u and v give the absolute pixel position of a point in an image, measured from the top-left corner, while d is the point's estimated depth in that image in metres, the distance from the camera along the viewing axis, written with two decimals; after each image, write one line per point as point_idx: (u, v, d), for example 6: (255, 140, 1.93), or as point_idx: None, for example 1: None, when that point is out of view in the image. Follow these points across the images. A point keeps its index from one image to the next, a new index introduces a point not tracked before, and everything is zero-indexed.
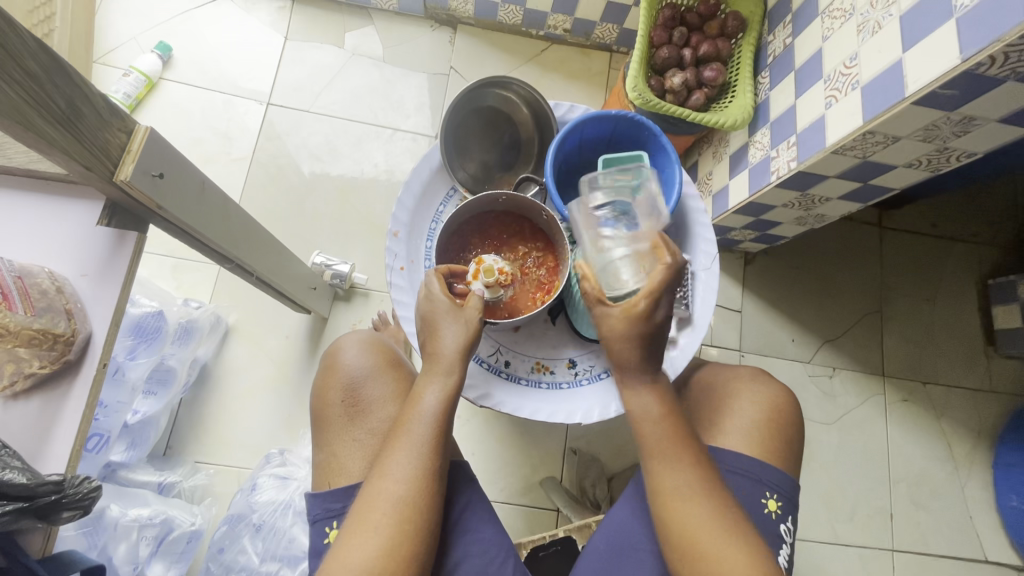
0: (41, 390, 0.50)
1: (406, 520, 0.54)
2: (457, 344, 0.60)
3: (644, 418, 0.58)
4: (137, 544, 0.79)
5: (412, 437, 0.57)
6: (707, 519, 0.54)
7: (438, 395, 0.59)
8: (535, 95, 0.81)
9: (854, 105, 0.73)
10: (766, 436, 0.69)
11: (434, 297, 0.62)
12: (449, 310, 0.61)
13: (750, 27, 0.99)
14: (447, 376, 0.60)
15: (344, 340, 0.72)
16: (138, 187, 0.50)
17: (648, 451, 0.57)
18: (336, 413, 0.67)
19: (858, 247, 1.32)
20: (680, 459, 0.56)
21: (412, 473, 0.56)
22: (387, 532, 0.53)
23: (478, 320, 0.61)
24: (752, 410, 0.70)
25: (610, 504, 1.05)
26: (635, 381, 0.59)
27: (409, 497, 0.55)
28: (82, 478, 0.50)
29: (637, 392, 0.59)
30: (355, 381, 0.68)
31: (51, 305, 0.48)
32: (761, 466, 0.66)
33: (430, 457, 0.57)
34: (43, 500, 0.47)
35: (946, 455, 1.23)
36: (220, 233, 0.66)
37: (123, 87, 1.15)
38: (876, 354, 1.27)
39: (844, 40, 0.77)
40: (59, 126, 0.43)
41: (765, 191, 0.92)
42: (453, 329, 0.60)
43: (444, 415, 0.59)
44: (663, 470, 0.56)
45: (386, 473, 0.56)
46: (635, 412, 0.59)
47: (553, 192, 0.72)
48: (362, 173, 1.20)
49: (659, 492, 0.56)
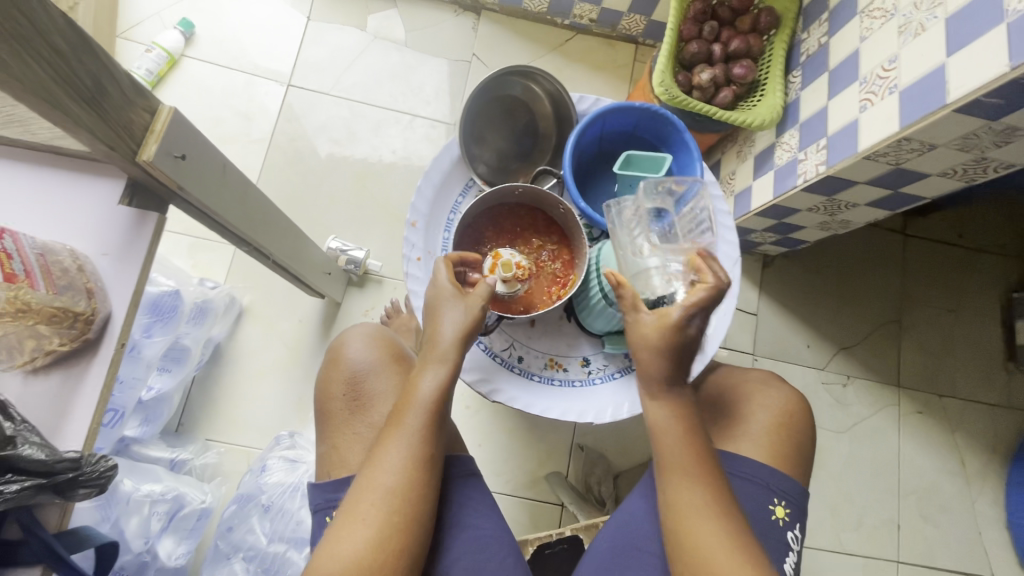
0: (62, 366, 0.50)
1: (396, 511, 0.55)
2: (455, 333, 0.59)
3: (664, 432, 0.55)
4: (148, 519, 0.79)
5: (405, 428, 0.57)
6: (723, 541, 0.52)
7: (434, 384, 0.58)
8: (561, 91, 0.78)
9: (891, 109, 0.70)
10: (779, 444, 0.69)
11: (440, 283, 0.61)
12: (452, 295, 0.60)
13: (784, 23, 0.96)
14: (443, 364, 0.59)
15: (348, 334, 0.72)
16: (161, 167, 0.50)
17: (666, 462, 0.55)
18: (338, 407, 0.67)
19: (880, 254, 1.29)
20: (700, 474, 0.54)
21: (405, 464, 0.56)
22: (375, 524, 0.54)
23: (479, 308, 0.60)
24: (764, 416, 0.71)
25: (615, 502, 1.06)
26: (659, 393, 0.55)
27: (399, 489, 0.56)
28: (100, 457, 0.51)
29: (659, 402, 0.56)
30: (358, 375, 0.68)
31: (72, 284, 0.48)
32: (769, 472, 0.66)
33: (421, 448, 0.57)
34: (61, 477, 0.48)
35: (958, 469, 1.21)
36: (238, 216, 0.65)
37: (145, 64, 1.14)
38: (893, 365, 1.25)
39: (884, 40, 0.74)
40: (84, 105, 0.43)
41: (791, 195, 0.90)
42: (454, 315, 0.60)
43: (438, 405, 0.58)
44: (680, 483, 0.54)
45: (379, 464, 0.56)
46: (654, 423, 0.56)
47: (570, 183, 0.70)
48: (380, 158, 1.19)
49: (676, 505, 0.54)
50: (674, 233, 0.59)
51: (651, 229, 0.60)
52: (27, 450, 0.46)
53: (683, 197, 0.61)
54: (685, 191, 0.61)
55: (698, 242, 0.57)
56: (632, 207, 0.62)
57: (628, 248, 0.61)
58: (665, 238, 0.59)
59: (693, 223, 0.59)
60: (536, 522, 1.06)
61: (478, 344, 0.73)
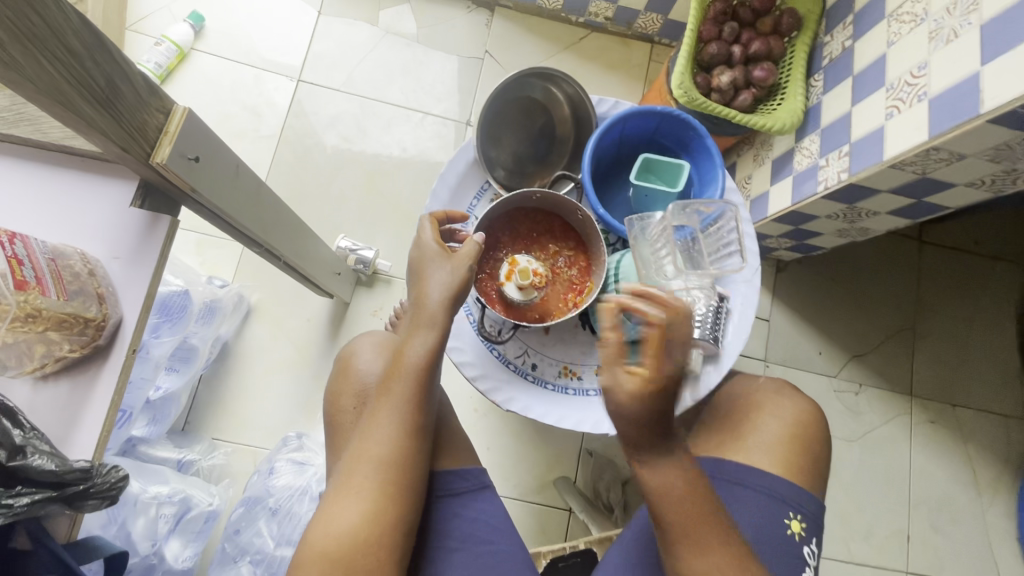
0: (71, 373, 0.49)
1: (390, 479, 0.56)
2: (442, 294, 0.61)
3: (667, 501, 0.49)
4: (155, 521, 0.78)
5: (395, 394, 0.58)
6: (727, 562, 0.50)
7: (423, 348, 0.60)
8: (583, 97, 0.75)
9: (919, 118, 0.68)
10: (796, 458, 0.67)
11: (424, 244, 0.65)
12: (437, 255, 0.64)
13: (806, 25, 0.94)
14: (431, 329, 0.60)
15: (357, 344, 0.71)
16: (175, 170, 0.48)
17: (674, 531, 0.50)
18: (348, 419, 0.66)
19: (894, 261, 1.27)
20: (712, 538, 0.50)
21: (396, 430, 0.57)
22: (370, 495, 0.55)
23: (465, 267, 0.62)
24: (772, 425, 0.69)
25: (623, 509, 1.05)
26: (650, 456, 0.48)
27: (391, 457, 0.57)
28: (111, 467, 0.50)
29: (655, 471, 0.49)
30: (366, 384, 0.66)
31: (83, 288, 0.47)
32: (785, 485, 0.65)
33: (412, 414, 0.58)
34: (72, 489, 0.47)
35: (969, 480, 1.20)
36: (250, 218, 0.64)
37: (155, 57, 1.13)
38: (906, 373, 1.24)
39: (913, 46, 0.72)
40: (98, 107, 0.41)
41: (810, 202, 0.88)
42: (439, 275, 0.62)
43: (427, 367, 0.59)
44: (693, 552, 0.51)
45: (369, 434, 0.57)
46: (654, 490, 0.49)
47: (589, 189, 0.69)
48: (391, 156, 1.17)
49: (690, 572, 0.51)
50: (700, 255, 0.57)
51: (677, 251, 0.57)
52: (33, 459, 0.45)
53: (712, 218, 0.58)
54: (712, 213, 0.57)
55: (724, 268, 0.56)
56: (658, 225, 0.60)
57: (652, 266, 0.59)
58: (692, 261, 0.57)
59: (719, 246, 0.57)
60: (544, 527, 1.05)
61: (490, 351, 0.71)
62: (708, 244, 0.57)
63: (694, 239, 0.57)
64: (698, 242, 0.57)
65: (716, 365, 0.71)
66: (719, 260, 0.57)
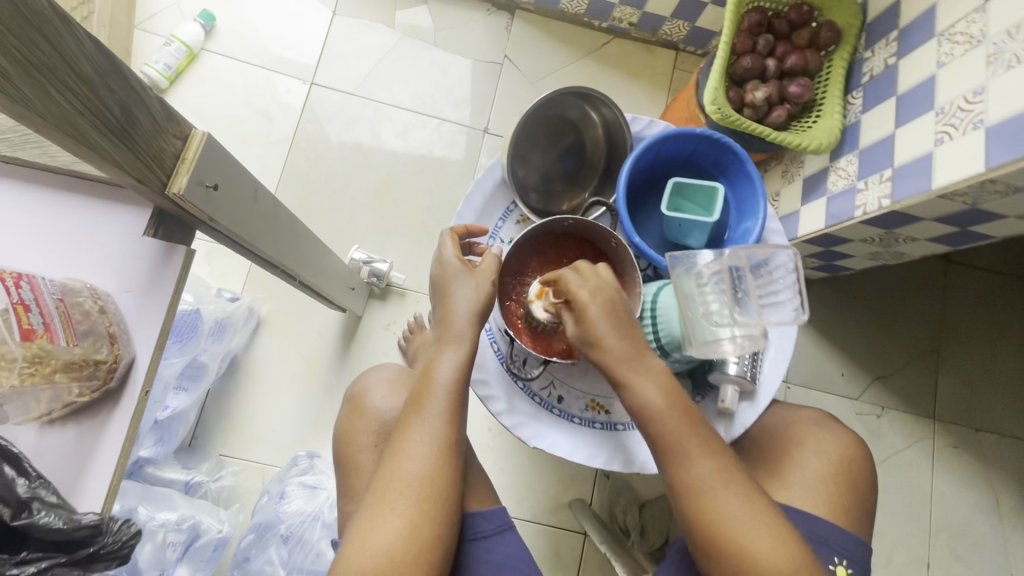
0: (78, 418, 0.46)
1: (426, 500, 0.54)
2: (469, 310, 0.60)
3: (658, 406, 0.54)
4: (162, 548, 0.75)
5: (427, 412, 0.57)
6: (717, 471, 0.52)
7: (452, 364, 0.59)
8: (620, 121, 0.71)
9: (973, 147, 0.65)
10: (838, 497, 0.64)
11: (447, 260, 0.63)
12: (462, 272, 0.62)
13: (845, 39, 0.90)
14: (460, 344, 0.59)
15: (370, 379, 0.70)
16: (192, 200, 0.45)
17: (672, 441, 0.53)
18: (366, 458, 0.64)
19: (919, 281, 1.24)
20: (706, 446, 0.53)
21: (430, 449, 0.56)
22: (406, 514, 0.53)
23: (489, 283, 0.61)
24: (819, 465, 0.66)
25: (641, 534, 1.02)
26: (633, 367, 0.55)
27: (426, 475, 0.55)
28: (123, 525, 0.47)
29: (640, 380, 0.55)
30: (383, 422, 0.65)
31: (93, 328, 0.44)
32: (826, 527, 0.61)
33: (446, 432, 0.57)
34: (81, 553, 0.44)
35: (991, 507, 1.17)
36: (267, 242, 0.60)
37: (164, 58, 1.09)
38: (928, 396, 1.20)
39: (967, 69, 0.68)
40: (112, 138, 0.38)
41: (847, 226, 0.84)
42: (466, 292, 0.61)
43: (457, 384, 0.58)
44: (692, 459, 0.53)
45: (403, 452, 0.55)
46: (642, 400, 0.55)
47: (623, 216, 0.65)
48: (405, 164, 1.13)
49: (695, 484, 0.52)
50: (747, 299, 0.52)
51: (724, 294, 0.53)
52: (35, 511, 0.42)
53: (767, 262, 0.52)
54: (766, 259, 0.52)
55: (772, 319, 0.50)
56: (709, 266, 0.55)
57: (698, 310, 0.54)
58: (738, 305, 0.52)
59: (769, 293, 0.51)
60: (558, 550, 1.03)
61: (516, 382, 0.68)
62: (760, 291, 0.52)
63: (744, 288, 0.52)
64: (746, 286, 0.52)
65: (751, 401, 0.68)
66: (774, 312, 0.51)
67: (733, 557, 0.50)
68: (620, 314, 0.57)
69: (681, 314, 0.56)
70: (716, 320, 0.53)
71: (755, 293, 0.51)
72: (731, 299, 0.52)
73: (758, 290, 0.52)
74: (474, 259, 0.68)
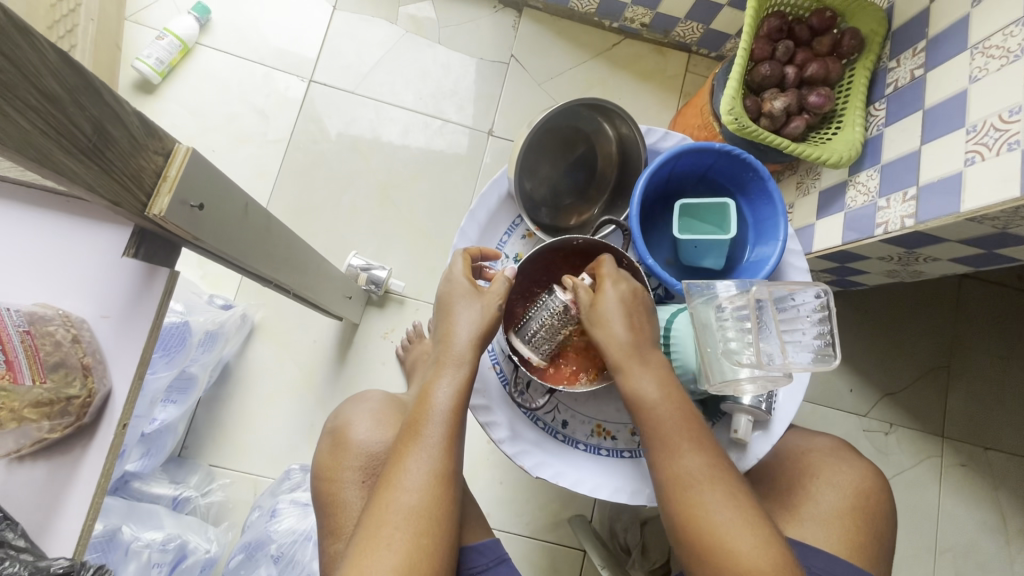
0: (48, 455, 0.46)
1: (423, 534, 0.51)
2: (471, 333, 0.57)
3: (651, 394, 0.54)
4: (147, 568, 0.72)
5: (424, 440, 0.54)
6: (704, 467, 0.51)
7: (450, 389, 0.55)
8: (636, 138, 0.67)
9: (1007, 169, 0.62)
10: (852, 530, 0.60)
11: (454, 278, 0.60)
12: (467, 293, 0.58)
13: (869, 47, 0.86)
14: (459, 368, 0.56)
15: (353, 413, 0.69)
16: (175, 222, 0.41)
17: (661, 433, 0.53)
18: (353, 494, 0.63)
19: (933, 296, 1.20)
20: (697, 442, 0.52)
21: (426, 480, 0.53)
22: (402, 549, 0.50)
23: (495, 307, 0.57)
24: (833, 496, 0.62)
25: (642, 553, 0.98)
26: (636, 357, 0.55)
27: (424, 507, 0.52)
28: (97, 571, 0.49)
29: (639, 368, 0.55)
30: (369, 456, 0.64)
31: (65, 360, 0.44)
32: (840, 564, 0.57)
33: (445, 461, 0.54)
34: None
35: (999, 528, 1.13)
36: (258, 259, 0.57)
37: (156, 52, 1.05)
38: (938, 414, 1.17)
39: (1003, 86, 0.65)
40: (82, 158, 0.34)
41: (866, 244, 0.80)
42: (469, 313, 0.57)
43: (456, 409, 0.55)
44: (680, 452, 0.52)
45: (399, 481, 0.52)
46: (636, 387, 0.54)
47: (637, 236, 0.61)
48: (406, 166, 1.09)
49: (680, 478, 0.52)
50: (774, 334, 0.50)
51: (751, 328, 0.50)
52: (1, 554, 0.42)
53: (792, 298, 0.52)
54: (792, 296, 0.52)
55: (797, 358, 0.49)
56: (732, 299, 0.53)
57: (718, 346, 0.52)
58: (765, 339, 0.50)
59: (793, 331, 0.51)
60: (556, 568, 1.00)
61: (519, 407, 0.65)
62: (783, 329, 0.51)
63: (768, 323, 0.50)
64: (773, 318, 0.51)
65: (765, 432, 0.64)
66: (795, 350, 0.50)
67: (713, 555, 0.49)
68: (638, 308, 0.57)
69: (698, 348, 0.54)
70: (738, 355, 0.51)
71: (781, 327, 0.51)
72: (758, 333, 0.50)
73: (783, 324, 0.51)
74: (483, 284, 0.65)
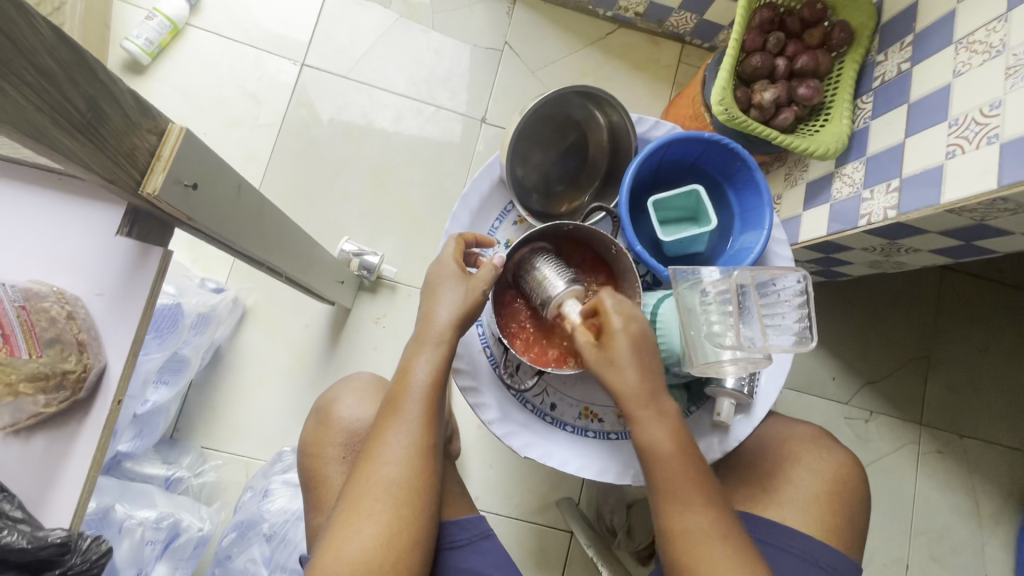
0: (46, 429, 0.47)
1: (403, 504, 0.53)
2: (453, 313, 0.57)
3: (662, 453, 0.54)
4: (140, 545, 0.74)
5: (404, 415, 0.55)
6: (711, 528, 0.52)
7: (428, 367, 0.56)
8: (628, 127, 0.68)
9: (986, 163, 0.63)
10: (824, 509, 0.63)
11: (444, 260, 0.60)
12: (453, 275, 0.59)
13: (858, 41, 0.87)
14: (437, 346, 0.57)
15: (339, 392, 0.70)
16: (168, 201, 0.42)
17: (668, 491, 0.53)
18: (335, 469, 0.64)
19: (915, 288, 1.23)
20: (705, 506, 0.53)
21: (406, 452, 0.54)
22: (383, 519, 0.52)
23: (479, 292, 0.58)
24: (809, 478, 0.65)
25: (627, 534, 1.01)
26: (649, 416, 0.54)
27: (404, 478, 0.53)
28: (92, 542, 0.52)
29: (654, 425, 0.54)
30: (351, 432, 0.66)
31: (61, 336, 0.45)
32: (810, 542, 0.60)
33: (423, 435, 0.55)
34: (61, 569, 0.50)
35: (971, 512, 1.17)
36: (251, 239, 0.57)
37: (145, 33, 1.03)
38: (916, 403, 1.20)
39: (984, 81, 0.66)
40: (77, 136, 0.35)
41: (850, 234, 0.82)
42: (452, 294, 0.58)
43: (435, 386, 0.56)
44: (686, 511, 0.53)
45: (380, 453, 0.54)
46: (649, 447, 0.54)
47: (627, 222, 0.62)
48: (397, 152, 1.09)
49: (688, 535, 0.52)
50: (755, 316, 0.52)
51: (735, 311, 0.52)
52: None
53: (774, 283, 0.54)
54: (773, 281, 0.54)
55: (778, 339, 0.51)
56: (715, 283, 0.55)
57: (701, 328, 0.54)
58: (746, 322, 0.52)
59: (774, 313, 0.53)
60: (543, 548, 1.03)
61: (509, 390, 0.66)
62: (764, 311, 0.53)
63: (749, 308, 0.52)
64: (754, 302, 0.53)
65: (747, 415, 0.66)
66: (777, 332, 0.52)
67: None
68: (648, 358, 0.55)
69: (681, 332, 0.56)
70: (721, 337, 0.52)
71: (763, 310, 0.53)
72: (739, 316, 0.52)
73: (764, 307, 0.53)
74: (472, 270, 0.65)
